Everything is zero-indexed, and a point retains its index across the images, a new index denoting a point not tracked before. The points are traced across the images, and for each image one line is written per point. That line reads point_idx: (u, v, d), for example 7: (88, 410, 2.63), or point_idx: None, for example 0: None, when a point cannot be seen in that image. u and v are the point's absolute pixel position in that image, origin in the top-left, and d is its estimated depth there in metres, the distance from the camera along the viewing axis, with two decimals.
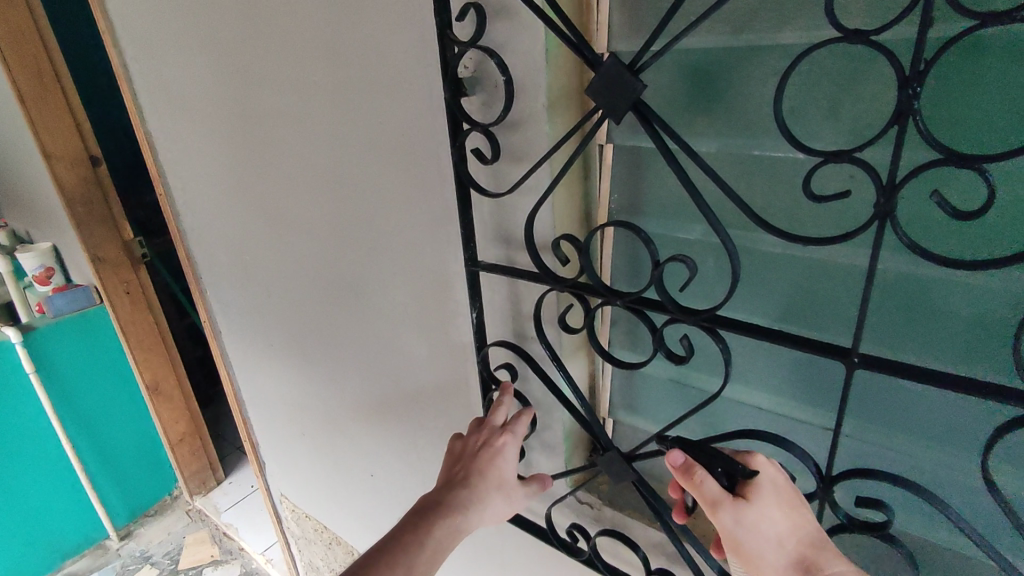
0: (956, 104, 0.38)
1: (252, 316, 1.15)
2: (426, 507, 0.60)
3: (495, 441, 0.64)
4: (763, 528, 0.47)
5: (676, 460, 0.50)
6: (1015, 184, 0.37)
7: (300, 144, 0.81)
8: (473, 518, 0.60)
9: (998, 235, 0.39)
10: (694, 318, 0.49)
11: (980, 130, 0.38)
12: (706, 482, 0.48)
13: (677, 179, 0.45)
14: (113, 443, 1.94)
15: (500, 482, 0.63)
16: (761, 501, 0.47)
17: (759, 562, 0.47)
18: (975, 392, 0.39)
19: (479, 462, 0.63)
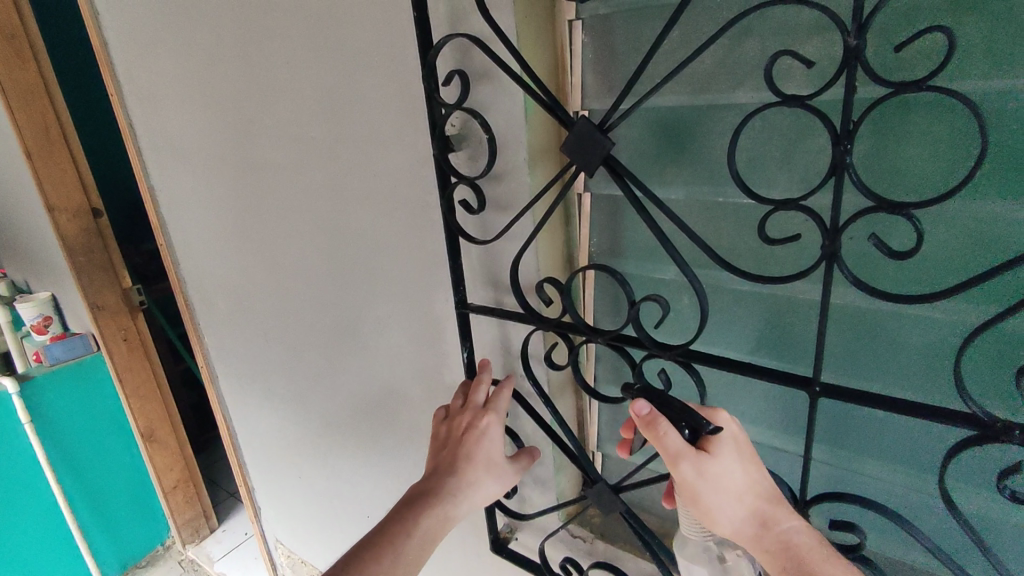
0: (885, 155, 0.43)
1: (249, 360, 1.18)
2: (416, 496, 0.62)
3: (478, 424, 0.65)
4: (722, 480, 0.48)
5: (640, 411, 0.49)
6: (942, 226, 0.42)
7: (298, 195, 0.85)
8: (463, 504, 0.62)
9: (933, 270, 0.44)
10: (669, 353, 0.53)
11: (913, 181, 0.43)
12: (672, 436, 0.48)
13: (648, 226, 0.50)
14: (106, 493, 1.92)
15: (488, 463, 0.65)
16: (722, 455, 0.48)
17: (714, 511, 0.48)
18: (929, 417, 0.42)
19: (464, 449, 0.64)
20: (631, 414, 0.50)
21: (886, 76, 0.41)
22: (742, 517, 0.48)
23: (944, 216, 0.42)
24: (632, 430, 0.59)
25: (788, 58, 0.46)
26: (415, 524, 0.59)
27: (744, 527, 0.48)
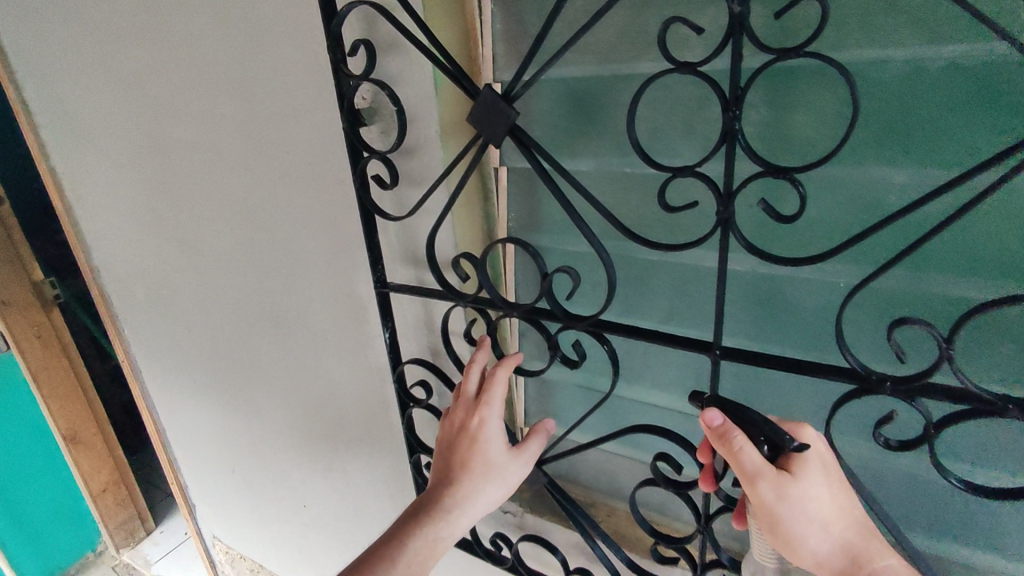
0: (773, 125, 0.47)
1: (171, 352, 1.12)
2: (413, 508, 0.58)
3: (472, 426, 0.59)
4: (806, 504, 0.45)
5: (713, 422, 0.47)
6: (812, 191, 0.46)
7: (211, 173, 0.81)
8: (458, 517, 0.57)
9: (813, 234, 0.47)
10: (582, 324, 0.53)
11: (800, 146, 0.46)
12: (749, 452, 0.45)
13: (556, 198, 0.50)
14: (26, 501, 1.81)
15: (486, 467, 0.59)
16: (810, 479, 0.46)
17: (798, 542, 0.46)
18: (815, 373, 0.45)
19: (460, 453, 0.59)
20: (703, 427, 0.48)
21: (779, 45, 0.41)
22: (828, 549, 0.46)
23: (820, 181, 0.46)
24: (709, 454, 0.52)
25: (681, 26, 0.47)
26: (407, 535, 0.56)
27: (829, 560, 0.46)
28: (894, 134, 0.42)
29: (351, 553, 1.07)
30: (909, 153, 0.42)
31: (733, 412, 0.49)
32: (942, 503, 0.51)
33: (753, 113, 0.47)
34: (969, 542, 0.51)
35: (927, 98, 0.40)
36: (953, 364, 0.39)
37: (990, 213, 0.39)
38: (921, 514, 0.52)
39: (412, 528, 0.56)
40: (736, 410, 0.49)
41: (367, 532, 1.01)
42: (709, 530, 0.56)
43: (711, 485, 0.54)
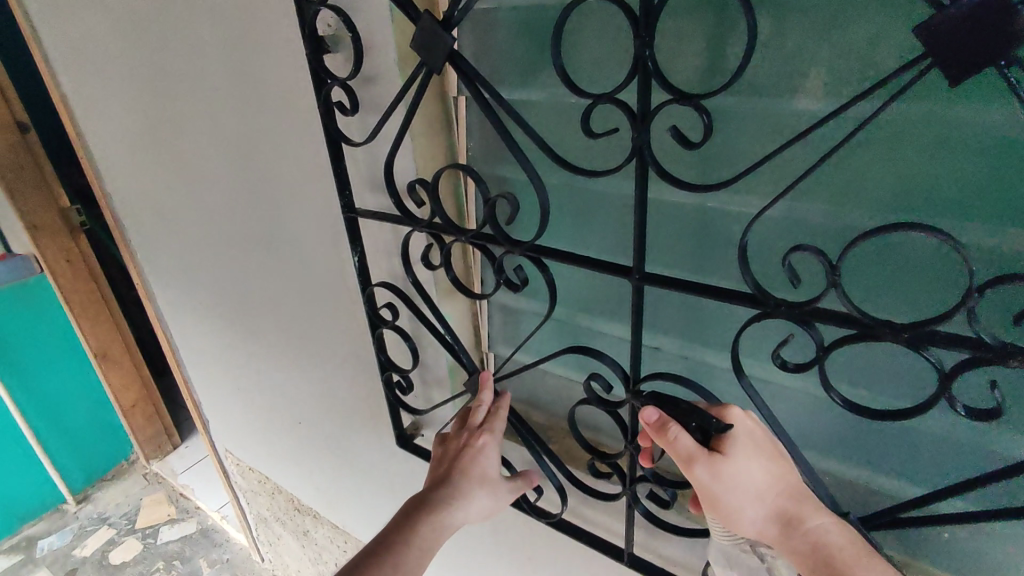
0: (697, 55, 0.47)
1: (178, 275, 1.19)
2: (415, 501, 0.60)
3: (474, 442, 0.65)
4: (741, 481, 0.48)
5: (649, 418, 0.51)
6: (723, 122, 0.48)
7: (201, 101, 0.84)
8: (459, 514, 0.61)
9: (727, 164, 0.50)
10: (521, 249, 0.56)
11: (716, 76, 0.47)
12: (684, 440, 0.49)
13: (493, 124, 0.51)
14: (64, 412, 1.97)
15: (483, 478, 0.63)
16: (738, 455, 0.48)
17: (735, 513, 0.49)
18: (724, 298, 0.47)
19: (461, 461, 0.63)
20: (642, 424, 0.52)
21: None
22: (763, 516, 0.49)
23: (728, 112, 0.48)
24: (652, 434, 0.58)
25: None
26: (416, 527, 0.58)
27: (768, 527, 0.49)
28: (814, 66, 0.43)
29: (342, 467, 1.16)
30: (825, 85, 0.43)
31: (668, 405, 0.53)
32: (853, 429, 0.53)
33: (677, 44, 0.48)
34: (879, 469, 0.53)
35: (829, 28, 0.41)
36: (840, 291, 0.40)
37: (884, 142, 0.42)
38: (835, 440, 0.54)
39: (421, 519, 0.58)
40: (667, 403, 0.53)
41: (353, 447, 1.09)
42: (639, 447, 0.59)
43: (634, 405, 0.57)
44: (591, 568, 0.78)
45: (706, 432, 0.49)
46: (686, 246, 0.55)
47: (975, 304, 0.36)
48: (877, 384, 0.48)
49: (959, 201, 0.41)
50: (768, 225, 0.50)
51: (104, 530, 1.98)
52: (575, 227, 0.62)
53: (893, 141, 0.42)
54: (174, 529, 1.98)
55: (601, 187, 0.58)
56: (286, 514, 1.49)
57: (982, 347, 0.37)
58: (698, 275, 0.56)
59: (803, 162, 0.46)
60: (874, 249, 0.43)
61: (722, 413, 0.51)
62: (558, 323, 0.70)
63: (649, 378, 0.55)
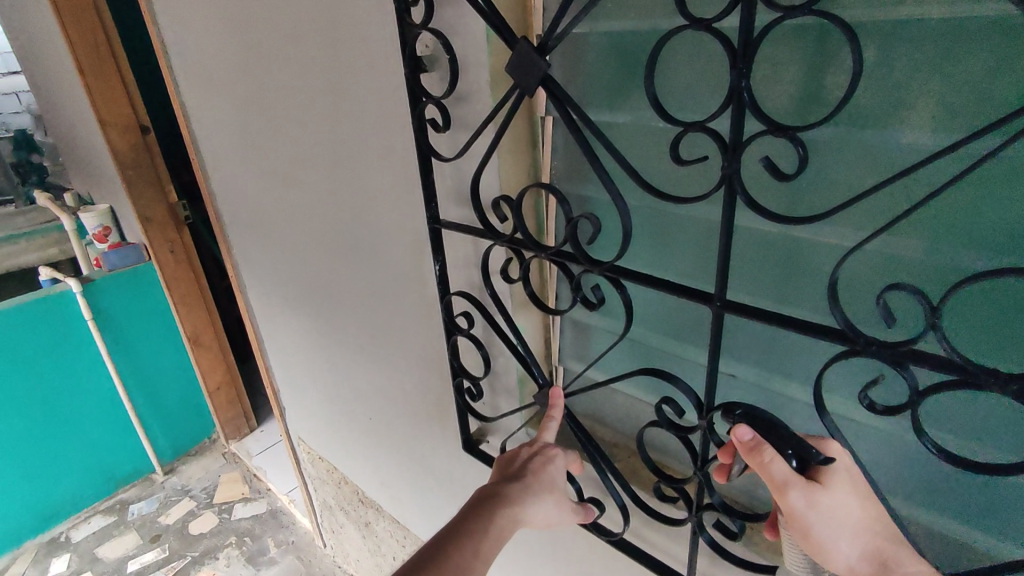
0: (793, 86, 0.47)
1: (270, 271, 1.28)
2: (489, 494, 0.60)
3: (547, 449, 0.66)
4: (836, 513, 0.47)
5: (743, 436, 0.47)
6: (817, 153, 0.47)
7: (303, 113, 0.90)
8: (530, 514, 0.60)
9: (820, 195, 0.49)
10: (601, 269, 0.57)
11: (814, 107, 0.46)
12: (779, 466, 0.46)
13: (581, 148, 0.52)
14: (160, 390, 2.15)
15: (552, 485, 0.64)
16: (835, 486, 0.48)
17: (826, 545, 0.48)
18: (810, 332, 0.45)
19: (532, 465, 0.64)
20: (731, 437, 0.48)
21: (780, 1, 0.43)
22: (857, 554, 0.48)
23: (823, 143, 0.47)
24: (729, 454, 0.56)
25: None
26: (490, 519, 0.57)
27: (859, 563, 0.48)
28: (922, 97, 0.41)
29: (406, 465, 1.20)
30: (933, 118, 0.41)
31: (762, 423, 0.49)
32: (944, 476, 0.50)
33: (772, 72, 0.48)
34: (970, 521, 0.50)
35: (941, 62, 0.40)
36: (939, 333, 0.38)
37: (998, 180, 0.40)
38: (924, 489, 0.52)
39: (496, 511, 0.58)
40: (764, 417, 0.49)
41: (418, 446, 1.13)
42: (708, 475, 0.58)
43: (706, 432, 0.56)
44: None
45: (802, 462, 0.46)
46: (770, 274, 0.54)
47: None
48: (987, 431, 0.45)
49: None
50: (860, 258, 0.48)
51: (186, 502, 2.13)
52: (654, 249, 0.63)
53: (1007, 179, 0.39)
54: (247, 507, 2.11)
55: (684, 211, 0.58)
56: (350, 505, 1.56)
57: None
58: (780, 305, 0.55)
59: (904, 196, 0.44)
60: (985, 293, 0.41)
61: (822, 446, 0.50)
62: (630, 342, 0.71)
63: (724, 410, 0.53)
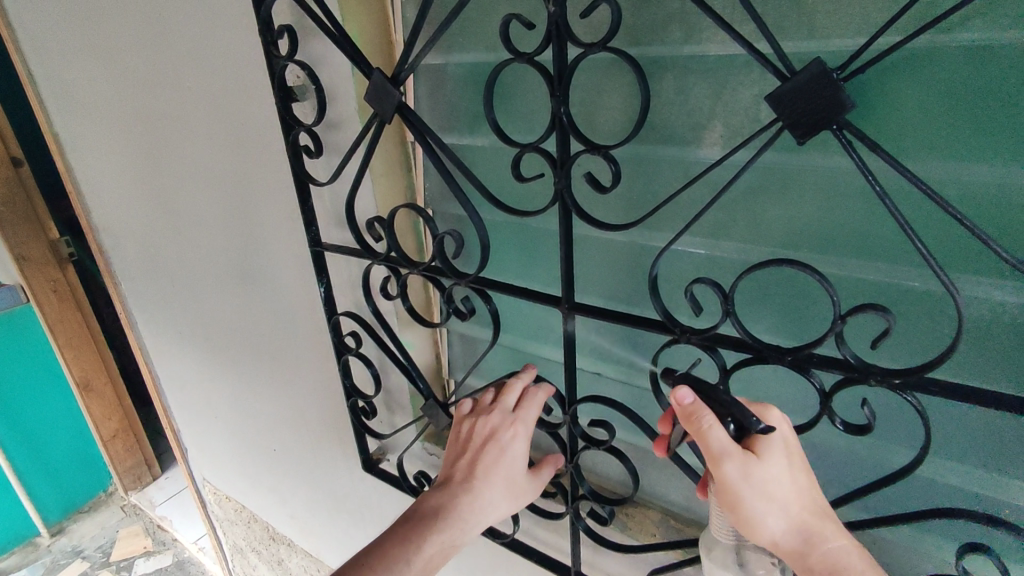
0: (613, 109, 0.53)
1: (159, 304, 1.23)
2: (425, 512, 0.56)
3: (503, 433, 0.59)
4: (770, 487, 0.45)
5: (683, 400, 0.46)
6: (636, 169, 0.54)
7: (182, 142, 0.90)
8: (474, 519, 0.57)
9: (642, 204, 0.55)
10: (466, 281, 0.61)
11: (626, 128, 0.53)
12: (718, 433, 0.45)
13: (437, 168, 0.55)
14: (45, 445, 1.98)
15: (506, 479, 0.59)
16: (772, 459, 0.45)
17: (757, 521, 0.45)
18: (642, 326, 0.51)
19: (485, 458, 0.58)
20: (672, 402, 0.47)
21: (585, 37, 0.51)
22: (785, 529, 0.45)
23: (640, 160, 0.54)
24: (670, 425, 0.52)
25: (518, 23, 0.56)
26: (418, 550, 0.54)
27: (786, 539, 0.45)
28: (713, 120, 0.49)
29: (312, 493, 1.18)
30: (722, 137, 0.49)
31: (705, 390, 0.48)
32: None
33: (597, 97, 0.54)
34: None
35: (721, 91, 0.47)
36: (733, 318, 0.44)
37: (776, 187, 0.48)
38: None
39: (424, 538, 0.54)
40: (705, 384, 0.48)
41: (321, 472, 1.12)
42: (578, 468, 0.63)
43: (570, 425, 0.61)
44: None
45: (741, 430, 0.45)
46: (615, 278, 0.60)
47: (840, 330, 0.40)
48: (779, 399, 0.54)
49: (838, 239, 0.46)
50: (680, 258, 0.55)
51: (77, 564, 1.97)
52: (522, 260, 0.68)
53: (780, 184, 0.47)
54: (150, 562, 1.98)
55: (543, 224, 0.63)
56: (260, 545, 1.50)
57: (850, 367, 0.42)
58: (626, 305, 0.61)
59: (708, 204, 0.51)
60: (776, 282, 0.49)
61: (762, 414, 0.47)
62: (509, 351, 0.75)
63: (591, 403, 0.58)
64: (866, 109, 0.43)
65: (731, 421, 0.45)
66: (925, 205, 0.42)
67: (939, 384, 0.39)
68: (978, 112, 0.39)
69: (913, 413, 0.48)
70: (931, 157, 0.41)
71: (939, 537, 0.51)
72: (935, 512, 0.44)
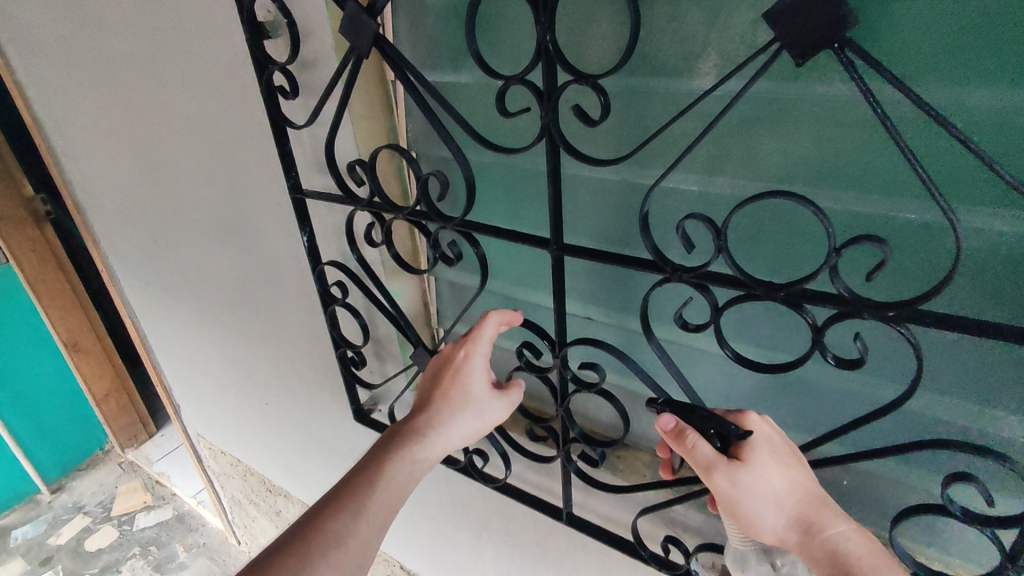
0: (603, 39, 0.51)
1: (141, 260, 1.20)
2: (385, 437, 0.58)
3: (456, 356, 0.61)
4: (760, 487, 0.46)
5: (666, 425, 0.49)
6: (626, 103, 0.52)
7: (153, 87, 0.85)
8: (436, 438, 0.57)
9: (634, 140, 0.53)
10: (453, 225, 0.59)
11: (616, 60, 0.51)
12: (702, 447, 0.47)
13: (419, 106, 0.53)
14: (37, 404, 1.98)
15: (467, 398, 0.60)
16: (756, 461, 0.47)
17: (755, 521, 0.47)
18: (634, 265, 0.50)
19: (443, 383, 0.60)
20: (659, 431, 0.50)
21: None
22: (783, 523, 0.46)
23: (632, 93, 0.52)
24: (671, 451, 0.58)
25: None
26: (381, 473, 0.54)
27: (786, 534, 0.46)
28: (707, 48, 0.46)
29: (306, 445, 1.20)
30: (717, 66, 0.46)
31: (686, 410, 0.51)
32: (761, 386, 0.57)
33: (586, 27, 0.51)
34: (786, 420, 0.58)
35: (717, 16, 0.45)
36: (725, 255, 0.43)
37: (772, 117, 0.46)
38: (750, 397, 0.59)
39: (387, 460, 0.55)
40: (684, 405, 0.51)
41: (314, 423, 1.12)
42: (568, 411, 0.63)
43: (560, 368, 0.60)
44: (538, 530, 0.82)
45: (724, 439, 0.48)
46: (604, 219, 0.59)
47: (835, 264, 0.39)
48: (772, 338, 0.54)
49: (835, 170, 0.45)
50: (673, 195, 0.54)
51: (79, 519, 2.01)
52: (510, 205, 0.66)
53: (776, 114, 0.45)
54: (151, 516, 2.02)
55: (531, 164, 0.61)
56: (257, 497, 1.52)
57: (845, 302, 0.41)
58: (616, 246, 0.60)
59: (702, 139, 0.50)
60: (767, 217, 0.49)
61: (740, 420, 0.49)
62: (498, 297, 0.74)
63: (584, 346, 0.57)
64: (870, 30, 0.40)
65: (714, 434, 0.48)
66: (928, 132, 0.40)
67: (934, 315, 0.39)
68: (988, 30, 0.37)
69: (904, 345, 0.48)
70: (935, 83, 0.40)
71: (923, 469, 0.52)
72: (923, 443, 0.44)
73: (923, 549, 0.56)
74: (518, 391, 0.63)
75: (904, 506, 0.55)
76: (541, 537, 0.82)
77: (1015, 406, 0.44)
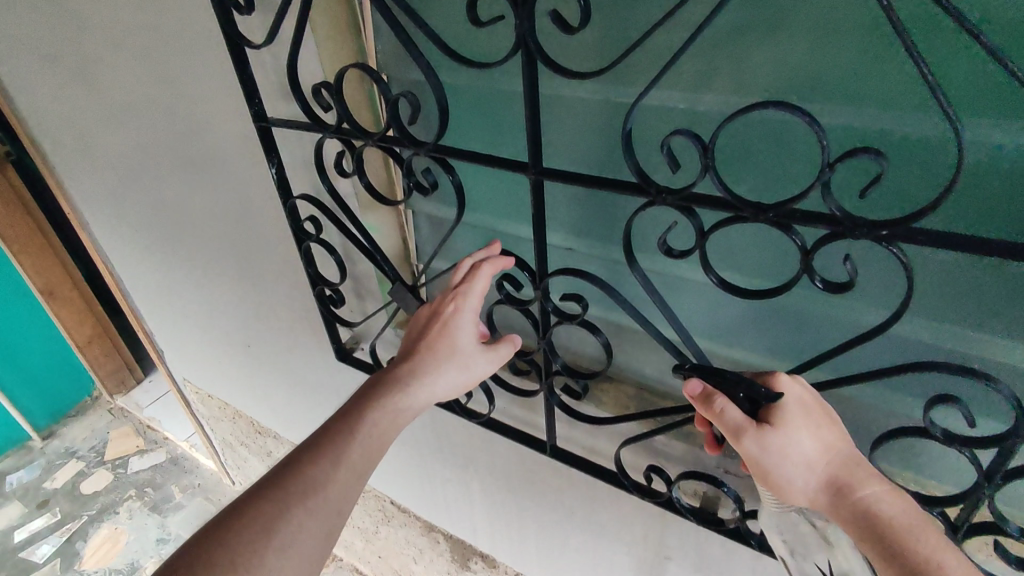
0: None
1: (108, 200, 1.15)
2: (366, 387, 0.56)
3: (444, 309, 0.59)
4: (791, 451, 0.45)
5: (694, 390, 0.49)
6: (611, 10, 0.48)
7: (98, 7, 0.78)
8: (418, 388, 0.56)
9: (617, 53, 0.49)
10: (425, 150, 0.55)
11: None
12: (731, 412, 0.46)
13: (383, 16, 0.48)
14: (19, 353, 1.96)
15: (452, 351, 0.58)
16: (788, 425, 0.45)
17: (787, 486, 0.45)
18: (616, 188, 0.47)
19: (430, 334, 0.59)
20: (688, 395, 0.50)
21: None
22: (815, 486, 0.44)
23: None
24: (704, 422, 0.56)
25: None
26: (359, 419, 0.52)
27: (820, 499, 0.44)
28: None
29: (291, 386, 1.19)
30: None
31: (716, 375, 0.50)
32: (746, 313, 0.56)
33: None
34: (770, 347, 0.57)
35: None
36: (712, 174, 0.40)
37: (767, 21, 0.42)
38: (735, 324, 0.58)
39: (366, 408, 0.53)
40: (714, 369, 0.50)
41: (297, 364, 1.11)
42: (551, 344, 0.61)
43: (541, 300, 0.59)
44: (523, 462, 0.83)
45: (755, 402, 0.46)
46: (587, 141, 0.55)
47: (828, 180, 0.36)
48: (759, 262, 0.52)
49: (831, 79, 0.42)
50: (659, 112, 0.50)
51: (72, 464, 2.03)
52: (488, 130, 0.62)
53: (771, 19, 0.42)
54: (144, 459, 2.04)
55: (509, 84, 0.57)
56: (247, 438, 1.53)
57: (836, 222, 0.39)
58: (599, 171, 0.57)
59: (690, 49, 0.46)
60: (756, 132, 0.46)
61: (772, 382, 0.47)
62: (479, 229, 0.71)
63: (564, 275, 0.55)
64: None
65: (743, 397, 0.47)
66: (935, 33, 0.37)
67: (927, 234, 0.37)
68: None
69: (893, 265, 0.46)
70: None
71: (907, 394, 0.52)
72: (908, 365, 0.43)
73: (901, 471, 0.57)
74: (511, 345, 0.62)
75: (885, 430, 0.55)
76: (527, 469, 0.83)
77: (1004, 327, 0.43)
